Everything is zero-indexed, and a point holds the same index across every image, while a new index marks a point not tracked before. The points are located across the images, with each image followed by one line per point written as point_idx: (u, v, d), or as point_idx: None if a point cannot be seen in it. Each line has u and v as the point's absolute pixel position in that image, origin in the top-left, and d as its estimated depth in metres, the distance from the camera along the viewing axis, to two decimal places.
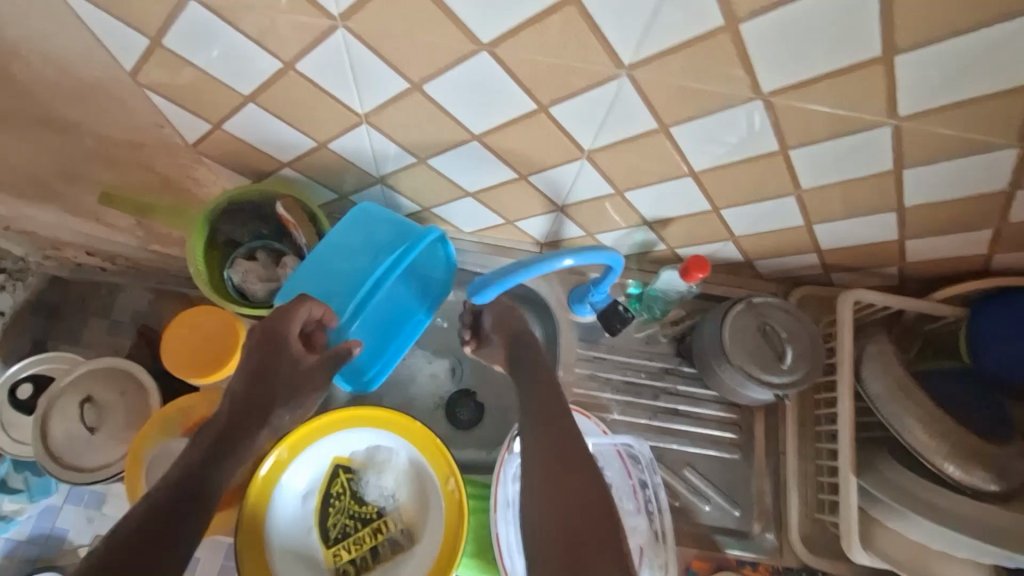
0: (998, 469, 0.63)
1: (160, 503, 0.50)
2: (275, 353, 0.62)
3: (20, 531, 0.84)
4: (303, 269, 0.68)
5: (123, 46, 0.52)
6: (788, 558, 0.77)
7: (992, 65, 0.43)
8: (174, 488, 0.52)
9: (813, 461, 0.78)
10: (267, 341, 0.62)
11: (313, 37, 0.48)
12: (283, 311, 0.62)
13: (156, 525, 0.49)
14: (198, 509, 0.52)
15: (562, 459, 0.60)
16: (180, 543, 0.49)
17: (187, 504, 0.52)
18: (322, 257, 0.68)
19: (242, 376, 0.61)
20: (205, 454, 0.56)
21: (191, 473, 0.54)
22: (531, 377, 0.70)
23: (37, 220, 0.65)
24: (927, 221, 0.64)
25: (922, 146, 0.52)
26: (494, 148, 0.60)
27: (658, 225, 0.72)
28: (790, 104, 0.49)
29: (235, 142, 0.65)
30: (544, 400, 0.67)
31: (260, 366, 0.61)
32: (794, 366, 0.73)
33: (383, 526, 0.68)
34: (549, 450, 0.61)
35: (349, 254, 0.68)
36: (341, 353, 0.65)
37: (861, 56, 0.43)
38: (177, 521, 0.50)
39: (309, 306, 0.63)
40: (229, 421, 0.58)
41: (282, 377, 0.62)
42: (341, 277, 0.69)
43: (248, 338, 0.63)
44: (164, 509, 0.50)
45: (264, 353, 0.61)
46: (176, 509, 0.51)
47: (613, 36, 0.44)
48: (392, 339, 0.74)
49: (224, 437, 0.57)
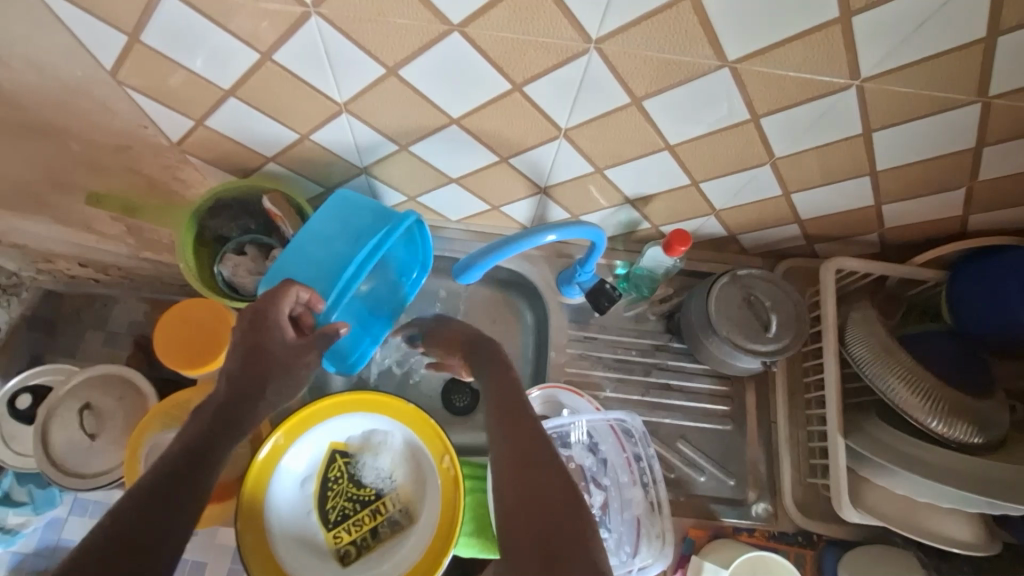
0: (979, 421, 0.65)
1: (153, 490, 0.52)
2: (266, 333, 0.61)
3: (27, 543, 0.85)
4: (286, 258, 0.67)
5: (102, 45, 0.53)
6: (783, 523, 0.78)
7: (947, 18, 0.44)
8: (166, 476, 0.54)
9: (804, 428, 0.80)
10: (259, 321, 0.61)
11: (287, 27, 0.49)
12: (272, 294, 0.62)
13: (152, 510, 0.51)
14: (192, 496, 0.54)
15: (526, 461, 0.57)
16: (180, 516, 0.52)
17: (185, 483, 0.54)
18: (304, 244, 0.67)
19: (233, 358, 0.61)
20: (196, 440, 0.57)
21: (188, 451, 0.56)
22: (500, 377, 0.68)
23: (28, 229, 0.68)
24: (902, 184, 0.65)
25: (887, 106, 0.54)
26: (474, 131, 0.61)
27: (640, 203, 0.73)
28: (756, 71, 0.50)
29: (219, 139, 0.66)
30: (504, 398, 0.65)
31: (253, 346, 0.60)
32: (779, 334, 0.74)
33: (382, 506, 0.70)
34: (512, 454, 0.58)
35: (330, 238, 0.67)
36: (329, 333, 0.63)
37: (819, 18, 0.45)
38: (174, 497, 0.53)
39: (297, 290, 0.62)
40: (223, 407, 0.59)
41: (273, 359, 0.61)
42: (323, 263, 0.66)
43: (240, 319, 0.63)
44: (160, 494, 0.52)
45: (255, 334, 0.61)
46: (168, 496, 0.52)
47: (579, 10, 0.45)
48: (373, 323, 0.77)
49: (216, 425, 0.58)
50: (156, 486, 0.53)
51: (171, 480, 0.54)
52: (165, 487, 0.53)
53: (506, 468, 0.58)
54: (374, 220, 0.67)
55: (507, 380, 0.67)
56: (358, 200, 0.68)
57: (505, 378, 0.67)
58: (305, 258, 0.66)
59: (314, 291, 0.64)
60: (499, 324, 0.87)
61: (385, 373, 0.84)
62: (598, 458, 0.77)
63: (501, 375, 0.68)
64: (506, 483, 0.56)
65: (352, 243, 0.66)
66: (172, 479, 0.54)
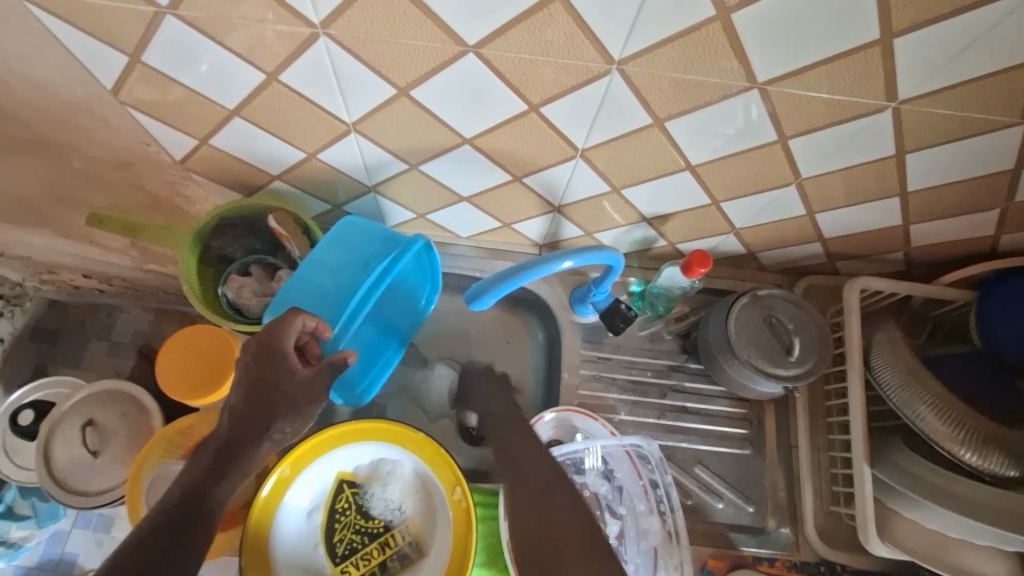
0: (1015, 454, 0.61)
1: (150, 537, 0.50)
2: (271, 366, 0.59)
3: (30, 557, 0.83)
4: (287, 287, 0.65)
5: (103, 64, 0.51)
6: (805, 552, 0.76)
7: (994, 41, 0.42)
8: (172, 515, 0.52)
9: (826, 453, 0.77)
10: (265, 354, 0.59)
11: (294, 47, 0.47)
12: (278, 322, 0.60)
13: (157, 558, 0.49)
14: (197, 538, 0.52)
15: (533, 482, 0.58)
16: (184, 556, 0.50)
17: (186, 524, 0.52)
18: (308, 273, 0.66)
19: (239, 392, 0.58)
20: (197, 482, 0.54)
21: (190, 488, 0.53)
22: (501, 423, 0.66)
23: (30, 245, 0.66)
24: (932, 206, 0.62)
25: (922, 129, 0.51)
26: (487, 150, 0.58)
27: (658, 221, 0.71)
28: (788, 92, 0.48)
29: (224, 157, 0.64)
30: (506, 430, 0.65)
31: (267, 374, 0.58)
32: (802, 358, 0.71)
33: (391, 539, 0.68)
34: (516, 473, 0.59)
35: (337, 263, 0.66)
36: (336, 362, 0.62)
37: (859, 40, 0.42)
38: (179, 537, 0.51)
39: (304, 320, 0.60)
40: (226, 439, 0.56)
41: (282, 393, 0.58)
42: (325, 298, 0.65)
43: (243, 351, 0.60)
44: (162, 532, 0.50)
45: (263, 367, 0.58)
46: (173, 537, 0.50)
47: (602, 32, 0.43)
48: (381, 350, 0.75)
49: (221, 459, 0.55)
50: (158, 529, 0.50)
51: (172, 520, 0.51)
52: (172, 528, 0.51)
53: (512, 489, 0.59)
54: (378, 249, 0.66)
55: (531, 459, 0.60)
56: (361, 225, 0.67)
57: (524, 455, 0.61)
58: (309, 283, 0.65)
59: (320, 319, 0.62)
60: (509, 342, 0.85)
61: (392, 393, 0.82)
62: (613, 486, 0.74)
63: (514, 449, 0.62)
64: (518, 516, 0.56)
65: (357, 274, 0.65)
66: (179, 519, 0.52)
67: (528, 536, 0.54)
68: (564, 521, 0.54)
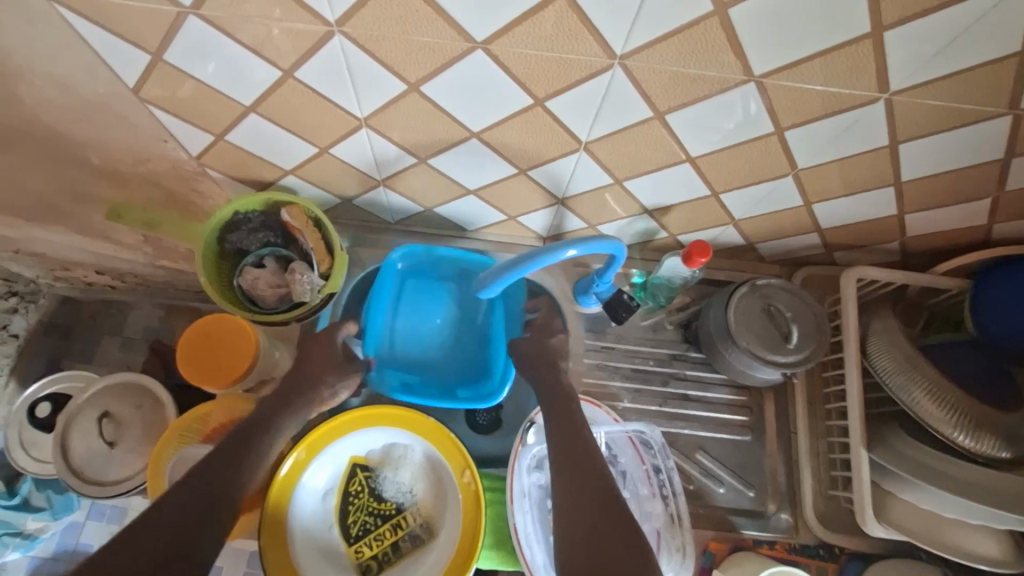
0: (1005, 435, 0.64)
1: (194, 483, 0.56)
2: (316, 350, 0.71)
3: (45, 547, 0.85)
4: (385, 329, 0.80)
5: (124, 63, 0.53)
6: (804, 535, 0.78)
7: (981, 33, 0.44)
8: (211, 466, 0.58)
9: (824, 438, 0.80)
10: (311, 341, 0.72)
11: (309, 45, 0.49)
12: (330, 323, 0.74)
13: (194, 505, 0.54)
14: (229, 493, 0.57)
15: (580, 480, 0.59)
16: (216, 505, 0.56)
17: (222, 477, 0.57)
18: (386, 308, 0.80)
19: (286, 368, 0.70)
20: (236, 440, 0.61)
21: (231, 443, 0.60)
22: (551, 415, 0.66)
23: (49, 240, 0.69)
24: (926, 196, 0.64)
25: (915, 119, 0.53)
26: (493, 144, 0.60)
27: (659, 213, 0.73)
28: (783, 84, 0.50)
29: (237, 152, 0.67)
30: (561, 427, 0.65)
31: (297, 377, 0.69)
32: (800, 345, 0.73)
33: (402, 521, 0.70)
34: (566, 470, 0.60)
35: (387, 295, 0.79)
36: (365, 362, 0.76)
37: (850, 34, 0.44)
38: (215, 488, 0.56)
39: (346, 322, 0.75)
40: (265, 412, 0.65)
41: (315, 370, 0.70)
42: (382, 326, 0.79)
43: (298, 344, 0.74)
44: (199, 481, 0.56)
45: (308, 350, 0.71)
46: (209, 486, 0.56)
47: (606, 28, 0.45)
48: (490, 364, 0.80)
49: (249, 445, 0.61)
50: (197, 478, 0.56)
51: (213, 483, 0.57)
52: (208, 480, 0.57)
53: (562, 483, 0.59)
54: (381, 280, 0.78)
55: (587, 479, 0.59)
56: (367, 271, 0.82)
57: (582, 475, 0.59)
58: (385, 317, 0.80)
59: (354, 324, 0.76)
60: None
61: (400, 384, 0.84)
62: (617, 470, 0.77)
63: (571, 465, 0.60)
64: (562, 512, 0.57)
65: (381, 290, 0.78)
66: (216, 470, 0.58)
67: (570, 547, 0.54)
68: (613, 549, 0.53)
